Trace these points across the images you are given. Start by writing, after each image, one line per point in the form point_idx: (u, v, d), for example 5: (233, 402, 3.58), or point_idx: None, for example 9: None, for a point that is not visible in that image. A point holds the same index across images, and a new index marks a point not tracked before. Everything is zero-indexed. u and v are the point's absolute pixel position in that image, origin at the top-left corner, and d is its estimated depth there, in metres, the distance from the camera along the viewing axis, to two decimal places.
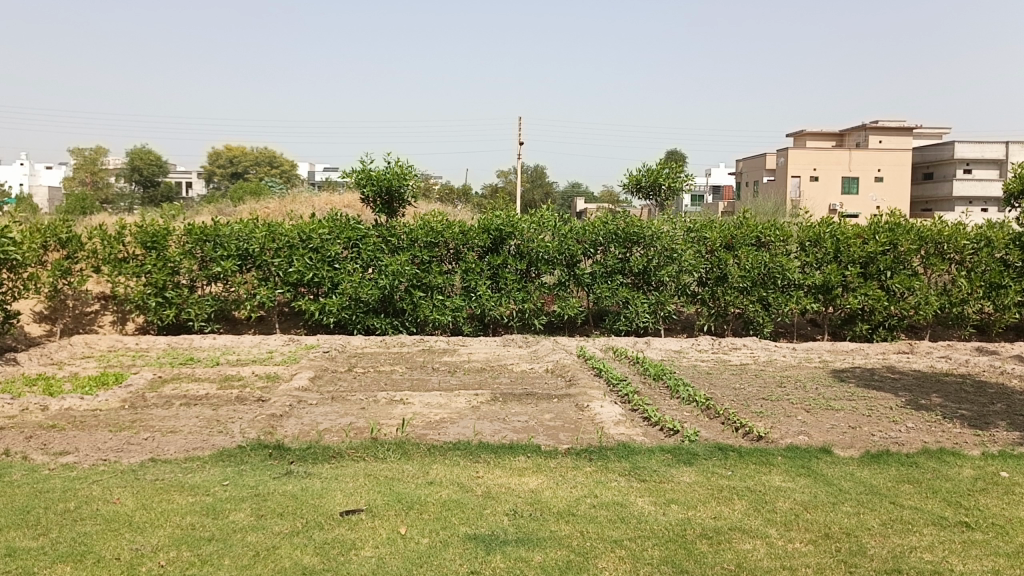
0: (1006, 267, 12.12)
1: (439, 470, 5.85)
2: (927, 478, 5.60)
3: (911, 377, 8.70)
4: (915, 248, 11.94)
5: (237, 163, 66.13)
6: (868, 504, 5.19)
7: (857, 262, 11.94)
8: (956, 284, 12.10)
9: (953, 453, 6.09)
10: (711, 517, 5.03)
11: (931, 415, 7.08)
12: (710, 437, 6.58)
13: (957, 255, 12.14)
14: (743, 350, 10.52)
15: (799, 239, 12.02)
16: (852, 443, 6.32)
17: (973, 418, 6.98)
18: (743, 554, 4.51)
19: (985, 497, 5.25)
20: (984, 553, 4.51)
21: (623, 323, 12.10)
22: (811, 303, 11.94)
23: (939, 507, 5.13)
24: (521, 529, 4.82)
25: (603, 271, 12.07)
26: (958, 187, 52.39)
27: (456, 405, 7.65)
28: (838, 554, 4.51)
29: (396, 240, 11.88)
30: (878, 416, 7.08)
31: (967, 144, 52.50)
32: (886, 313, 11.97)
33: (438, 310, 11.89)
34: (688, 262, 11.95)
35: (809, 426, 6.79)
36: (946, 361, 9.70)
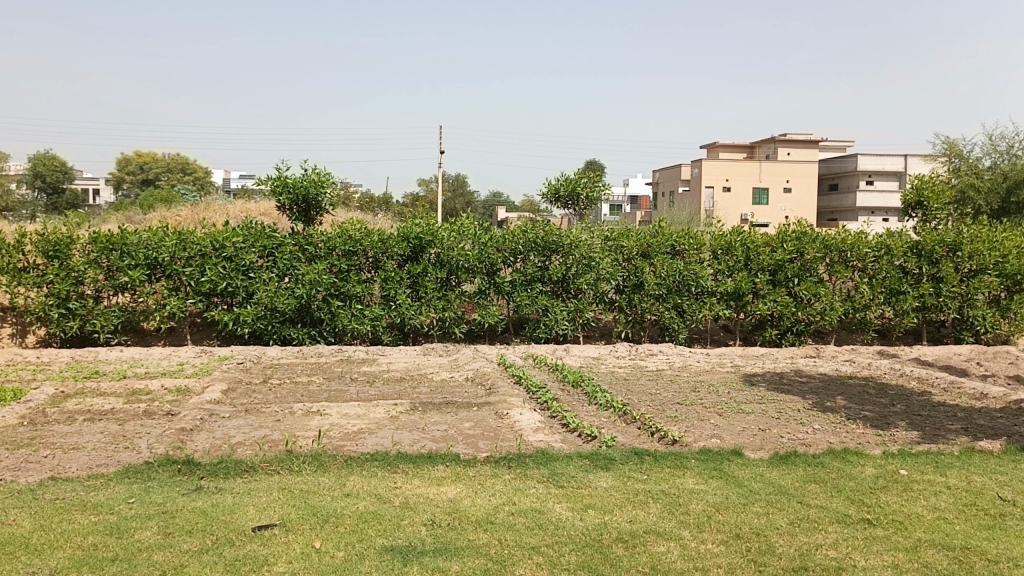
0: (904, 274, 12.69)
1: (356, 482, 5.77)
2: (832, 477, 5.81)
3: (818, 380, 9.01)
4: (820, 256, 12.39)
5: (148, 169, 64.12)
6: (776, 503, 5.36)
7: (766, 270, 12.33)
8: (859, 290, 12.59)
9: (856, 452, 6.33)
10: (627, 521, 5.10)
11: (837, 417, 7.35)
12: (627, 442, 6.68)
13: (860, 263, 12.63)
14: (659, 356, 10.72)
15: (712, 247, 12.31)
16: (761, 445, 6.51)
17: (875, 419, 7.27)
18: (658, 556, 4.60)
19: (886, 495, 5.46)
20: (884, 548, 4.69)
21: (542, 331, 12.15)
22: (723, 309, 12.24)
23: (843, 505, 5.33)
24: (439, 539, 4.78)
25: (523, 279, 12.11)
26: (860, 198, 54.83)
27: (374, 416, 7.56)
28: (748, 554, 4.63)
29: (313, 249, 11.68)
30: (786, 418, 7.32)
31: (869, 157, 55.09)
32: (793, 318, 12.38)
33: (357, 319, 11.72)
34: (606, 270, 12.11)
35: (722, 429, 6.97)
36: (850, 364, 10.10)
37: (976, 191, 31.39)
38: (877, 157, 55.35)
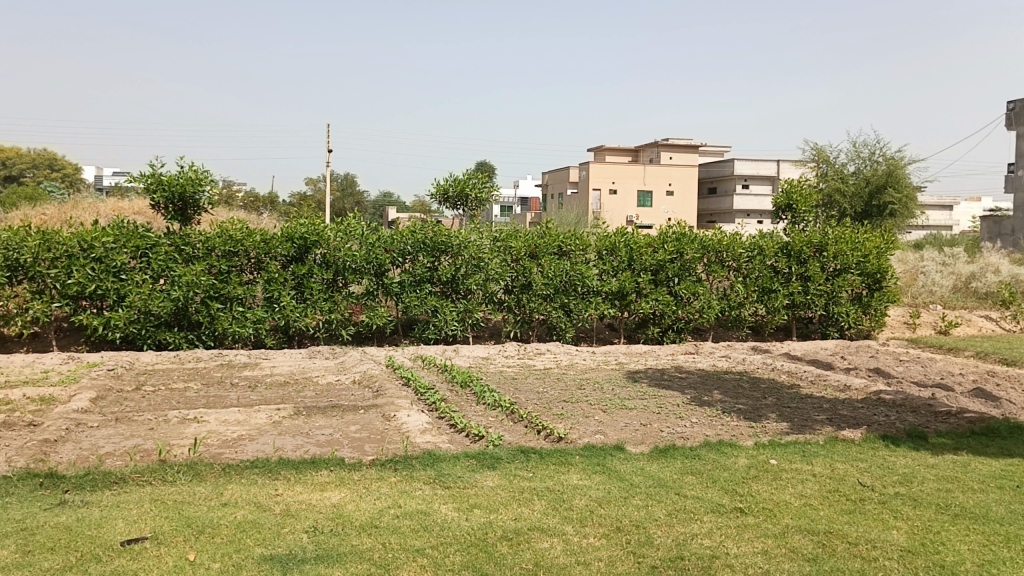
0: (775, 273, 13.33)
1: (235, 490, 5.57)
2: (708, 469, 6.03)
3: (696, 376, 9.35)
4: (699, 256, 12.86)
5: (11, 165, 60.02)
6: (656, 495, 5.52)
7: (649, 270, 12.70)
8: (734, 289, 13.14)
9: (730, 444, 6.60)
10: (511, 519, 5.13)
11: (714, 411, 7.63)
12: (513, 440, 6.73)
13: (735, 263, 13.19)
14: (546, 355, 10.86)
15: (597, 247, 12.57)
16: (642, 440, 6.69)
17: (749, 412, 7.60)
18: (541, 553, 4.65)
19: (757, 484, 5.71)
20: (755, 535, 4.89)
21: (431, 332, 12.10)
22: (608, 309, 12.51)
23: (717, 495, 5.54)
24: (320, 545, 4.67)
25: (412, 280, 12.02)
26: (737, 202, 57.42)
27: (256, 421, 7.32)
28: (628, 546, 4.75)
29: (191, 249, 11.22)
30: (666, 412, 7.55)
31: (746, 162, 57.79)
32: (674, 316, 12.80)
33: (238, 322, 11.34)
34: (494, 270, 12.17)
35: (606, 425, 7.12)
36: (726, 360, 10.53)
37: (842, 195, 34.01)
38: (753, 162, 58.11)
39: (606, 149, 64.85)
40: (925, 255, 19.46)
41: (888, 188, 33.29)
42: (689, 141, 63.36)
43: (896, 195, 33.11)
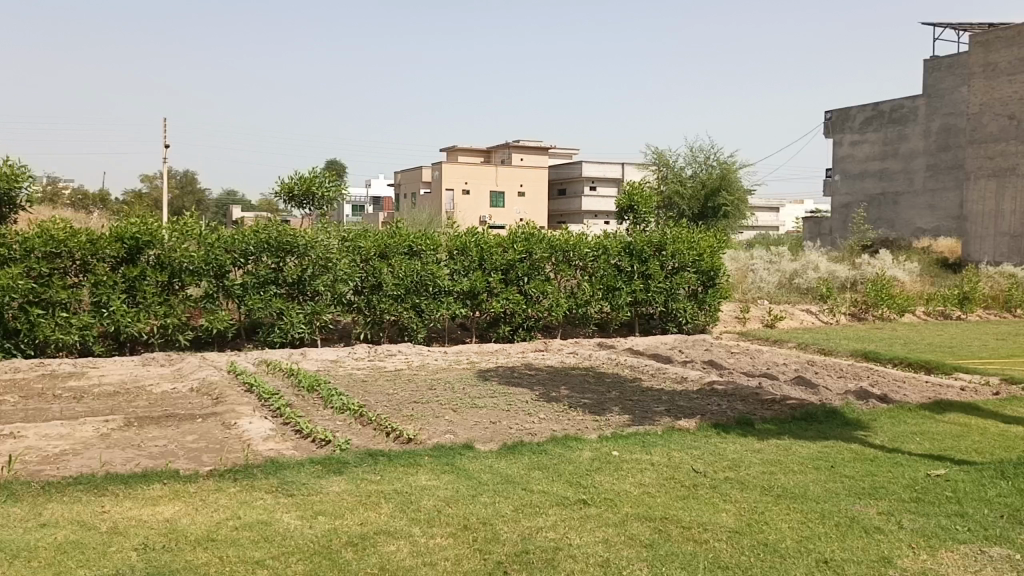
0: (619, 272, 13.84)
1: (56, 510, 5.15)
2: (554, 463, 6.17)
3: (545, 373, 9.55)
4: (546, 256, 13.15)
5: None
6: (502, 492, 5.58)
7: (499, 269, 12.86)
8: (581, 288, 13.53)
9: (575, 438, 6.78)
10: (357, 524, 5.04)
11: (561, 406, 7.82)
12: (361, 444, 6.62)
13: (582, 262, 13.59)
14: (397, 356, 10.77)
15: (447, 247, 12.59)
16: (491, 438, 6.76)
17: (593, 406, 7.84)
18: (387, 556, 4.59)
19: (600, 475, 5.89)
20: (597, 525, 5.05)
21: (277, 335, 11.70)
22: (459, 308, 12.56)
23: (562, 488, 5.67)
24: (151, 563, 4.40)
25: (256, 281, 11.59)
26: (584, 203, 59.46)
27: (81, 435, 6.80)
28: (474, 544, 4.77)
29: (6, 251, 10.29)
30: (515, 410, 7.66)
31: (592, 164, 59.90)
32: (524, 315, 13.03)
33: (62, 329, 10.52)
34: (343, 271, 11.94)
35: (455, 424, 7.14)
36: (573, 356, 10.83)
37: (682, 196, 35.71)
38: (600, 165, 60.26)
39: (458, 150, 65.24)
40: (754, 253, 20.82)
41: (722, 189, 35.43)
42: (539, 143, 64.85)
43: (727, 196, 35.34)
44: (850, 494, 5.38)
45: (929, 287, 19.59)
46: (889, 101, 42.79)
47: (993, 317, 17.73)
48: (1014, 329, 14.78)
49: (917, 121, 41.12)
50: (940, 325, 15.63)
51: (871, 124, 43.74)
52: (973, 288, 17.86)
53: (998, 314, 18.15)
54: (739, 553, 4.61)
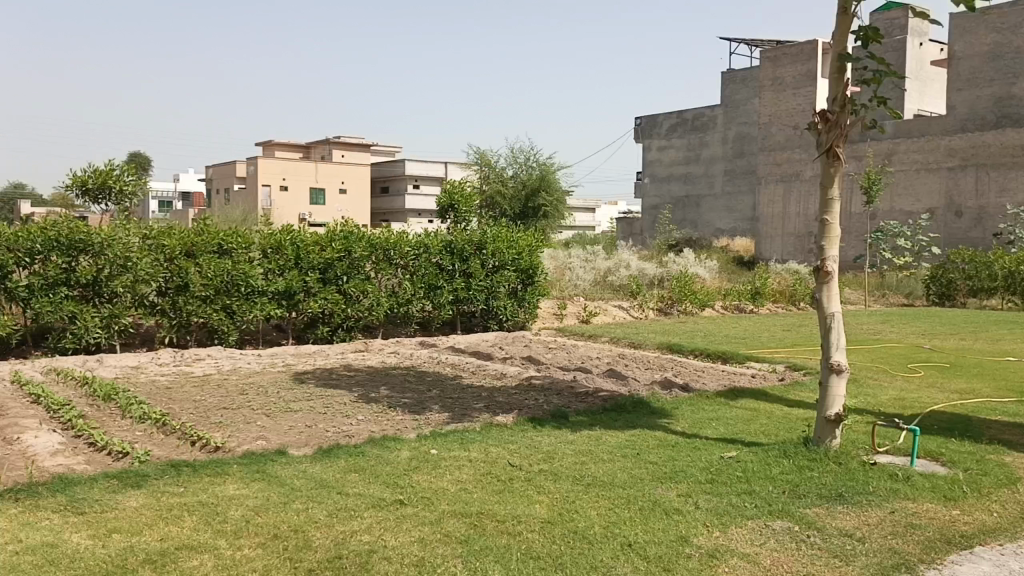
0: (439, 271, 13.90)
1: None
2: (371, 465, 6.08)
3: (364, 374, 9.40)
4: (366, 254, 12.96)
5: None
6: (316, 497, 5.43)
7: (316, 268, 12.53)
8: (402, 286, 13.46)
9: (393, 438, 6.71)
10: (157, 540, 4.72)
11: (379, 407, 7.73)
12: (163, 455, 6.21)
13: (402, 261, 13.51)
14: (207, 360, 10.21)
15: (261, 245, 12.12)
16: (305, 442, 6.56)
17: (412, 405, 7.81)
18: (189, 572, 4.33)
19: (417, 475, 5.87)
20: (413, 524, 5.02)
21: (69, 341, 10.76)
22: (275, 309, 12.10)
23: (378, 490, 5.60)
24: None
25: (43, 283, 10.59)
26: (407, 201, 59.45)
27: None
28: (285, 552, 4.61)
29: None
30: (332, 412, 7.49)
31: (414, 162, 59.97)
32: (343, 315, 12.77)
33: None
34: (145, 271, 11.16)
35: (268, 430, 6.87)
36: (394, 356, 10.75)
37: (503, 196, 36.34)
38: (422, 163, 60.43)
39: (276, 145, 63.10)
40: (571, 252, 21.60)
41: (541, 190, 36.65)
42: (360, 141, 64.03)
43: (547, 197, 36.56)
44: (653, 479, 5.70)
45: (726, 284, 21.16)
46: (691, 110, 46.07)
47: (781, 311, 19.44)
48: (796, 320, 16.29)
49: (716, 130, 44.49)
50: (736, 318, 16.95)
51: (675, 130, 46.90)
52: (763, 284, 19.48)
53: (785, 307, 19.92)
54: (550, 542, 4.74)
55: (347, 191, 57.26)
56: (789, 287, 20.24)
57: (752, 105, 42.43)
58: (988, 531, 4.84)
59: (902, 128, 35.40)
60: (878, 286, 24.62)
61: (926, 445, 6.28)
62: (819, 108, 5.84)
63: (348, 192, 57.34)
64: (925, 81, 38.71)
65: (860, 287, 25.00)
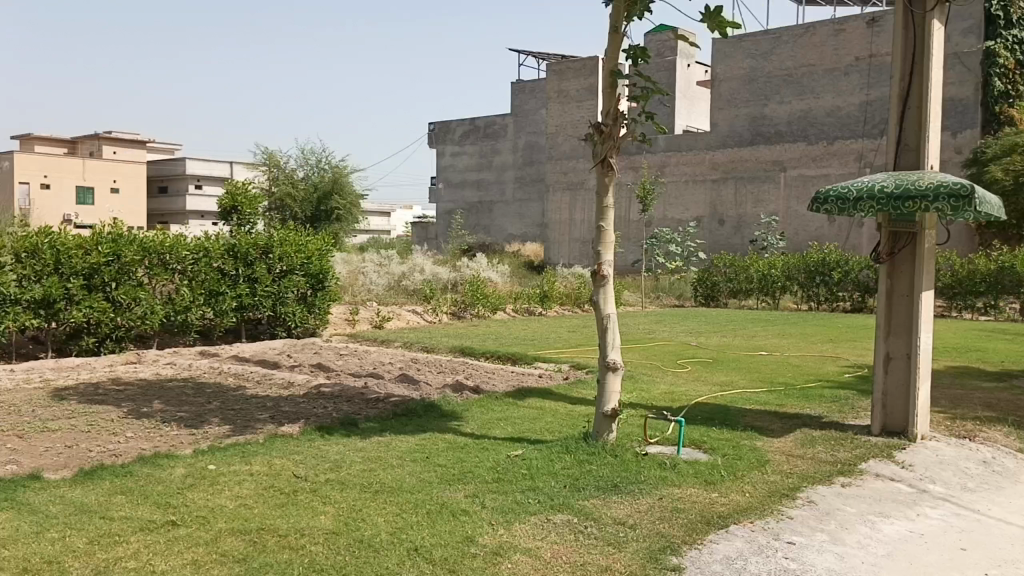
0: (222, 276, 13.21)
1: None
2: (141, 485, 5.64)
3: (136, 387, 8.71)
4: (138, 259, 12.04)
5: None
6: (75, 524, 4.95)
7: (80, 274, 11.43)
8: (180, 293, 12.64)
9: (167, 455, 6.27)
10: None
11: (153, 422, 7.20)
12: None
13: (180, 265, 12.70)
14: None
15: (14, 250, 10.81)
16: (65, 465, 5.97)
17: (190, 419, 7.35)
18: None
19: (193, 493, 5.52)
20: (186, 546, 4.71)
21: None
22: (30, 319, 10.91)
23: (148, 511, 5.20)
24: None
25: None
26: (189, 202, 56.11)
27: None
28: None
29: None
30: (98, 430, 6.87)
31: (196, 161, 56.71)
32: (112, 324, 11.78)
33: None
34: None
35: (19, 454, 6.17)
36: (170, 367, 10.06)
37: (293, 199, 35.06)
38: (206, 163, 57.26)
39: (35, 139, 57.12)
40: (364, 257, 21.34)
41: (334, 194, 35.94)
42: (135, 137, 59.53)
43: (341, 201, 35.87)
44: (440, 482, 5.74)
45: (516, 287, 21.82)
46: (482, 117, 47.14)
47: (567, 313, 20.35)
48: (579, 322, 17.16)
49: (506, 137, 45.96)
50: (524, 321, 17.54)
51: (470, 137, 47.69)
52: (550, 287, 20.32)
53: (570, 310, 20.85)
54: (334, 553, 4.63)
55: (120, 190, 53.02)
56: (574, 290, 21.25)
57: (539, 115, 44.10)
58: (741, 509, 5.32)
59: (673, 143, 38.44)
60: (653, 288, 26.45)
61: (691, 435, 6.82)
62: (594, 121, 6.16)
63: (121, 191, 53.12)
64: (694, 100, 42.26)
65: (638, 290, 26.73)
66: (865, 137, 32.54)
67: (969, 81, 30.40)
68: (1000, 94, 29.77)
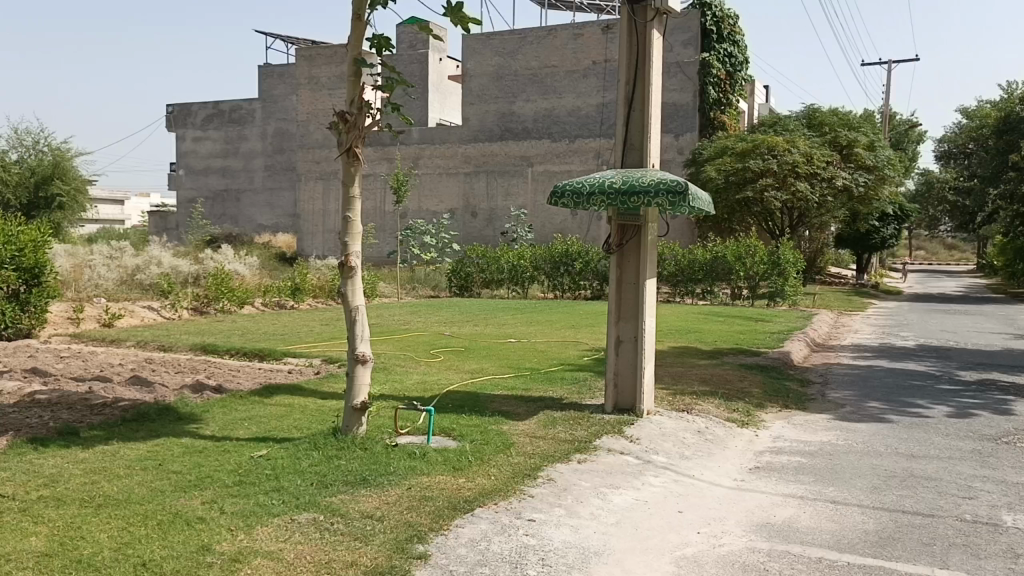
0: None
1: None
2: None
3: None
4: None
5: None
6: None
7: None
8: None
9: None
10: None
11: None
12: None
13: None
14: None
15: None
16: None
17: None
18: None
19: None
20: None
21: None
22: None
23: None
24: None
25: None
26: None
27: None
28: None
29: None
30: None
31: None
32: None
33: None
34: None
35: None
36: None
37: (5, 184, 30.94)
38: None
39: None
40: (90, 248, 19.40)
41: (54, 179, 32.34)
42: None
43: (63, 187, 32.32)
44: (174, 490, 5.35)
45: (265, 279, 20.96)
46: (227, 101, 44.71)
47: (320, 305, 19.87)
48: (331, 314, 16.87)
49: (254, 123, 43.99)
50: (274, 315, 16.92)
51: (217, 122, 44.98)
52: (302, 280, 19.72)
53: (324, 302, 20.38)
54: None
55: None
56: (327, 282, 20.81)
57: (289, 101, 42.66)
58: (486, 492, 5.50)
59: (427, 135, 38.80)
60: (409, 279, 26.56)
61: (441, 423, 6.94)
62: (338, 109, 6.03)
63: None
64: (445, 93, 43.02)
65: (393, 282, 26.77)
66: (602, 136, 35.34)
67: (688, 88, 33.60)
68: (714, 102, 33.65)
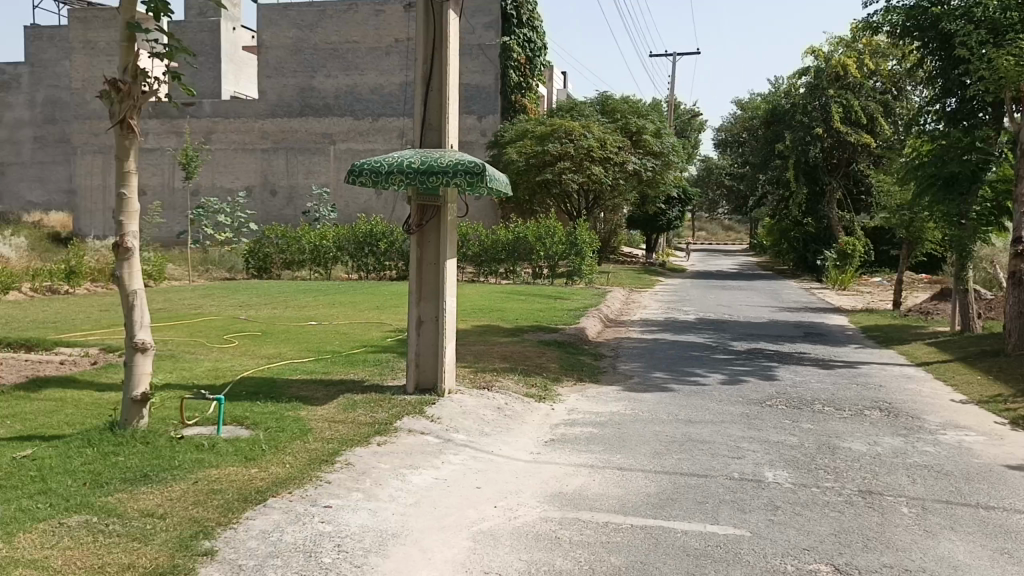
0: None
1: None
2: None
3: None
4: None
5: None
6: None
7: None
8: None
9: None
10: None
11: None
12: None
13: None
14: None
15: None
16: None
17: None
18: None
19: None
20: None
21: None
22: None
23: None
24: None
25: None
26: None
27: None
28: None
29: None
30: None
31: None
32: None
33: None
34: None
35: None
36: None
37: None
38: None
39: None
40: None
41: None
42: None
43: None
44: None
45: (33, 262, 19.01)
46: None
47: (99, 290, 18.32)
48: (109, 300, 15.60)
49: (19, 90, 39.66)
50: (44, 301, 15.39)
51: None
52: (77, 262, 18.08)
53: (105, 287, 18.80)
54: None
55: None
56: (106, 265, 19.19)
57: (62, 66, 38.86)
58: (280, 482, 5.31)
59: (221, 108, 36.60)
60: (202, 260, 25.06)
61: (233, 411, 6.64)
62: (109, 76, 5.53)
63: None
64: (240, 65, 40.87)
65: (184, 263, 25.14)
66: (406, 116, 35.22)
67: (489, 70, 34.03)
68: (515, 85, 34.51)
